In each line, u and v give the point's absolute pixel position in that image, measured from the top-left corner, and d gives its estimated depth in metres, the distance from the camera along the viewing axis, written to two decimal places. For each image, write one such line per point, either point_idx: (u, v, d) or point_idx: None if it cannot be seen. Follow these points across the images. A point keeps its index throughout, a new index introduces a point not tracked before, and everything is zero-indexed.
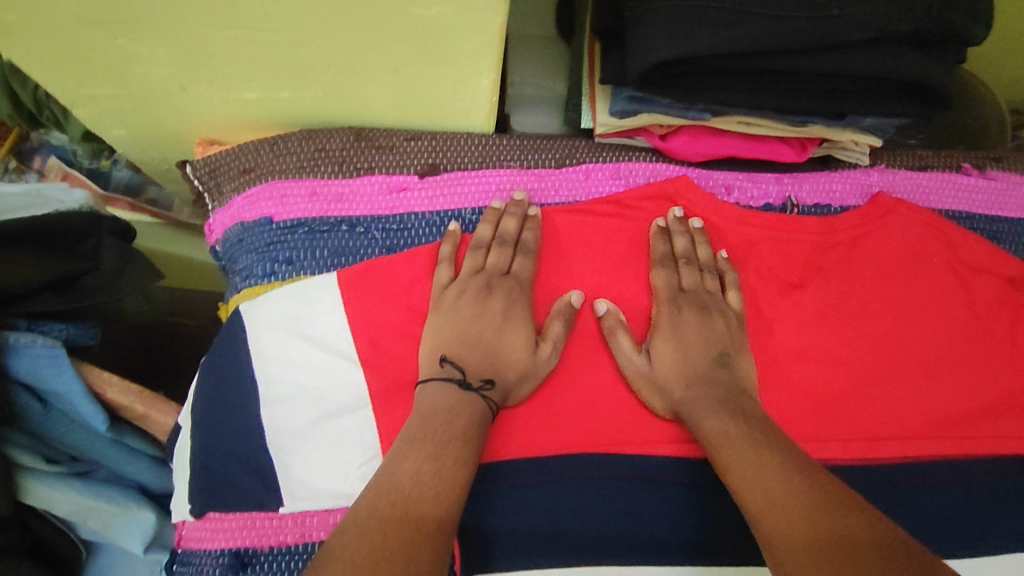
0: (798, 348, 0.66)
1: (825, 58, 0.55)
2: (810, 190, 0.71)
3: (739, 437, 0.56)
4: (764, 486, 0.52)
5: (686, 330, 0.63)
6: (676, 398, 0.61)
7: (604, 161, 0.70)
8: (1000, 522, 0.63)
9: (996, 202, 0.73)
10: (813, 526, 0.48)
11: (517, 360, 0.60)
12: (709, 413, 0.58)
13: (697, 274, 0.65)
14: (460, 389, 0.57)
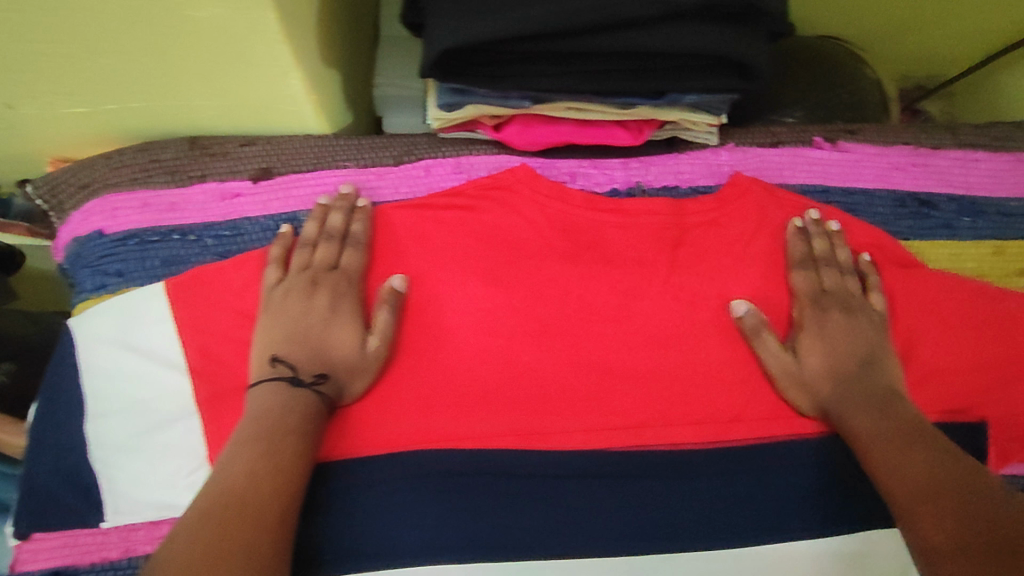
0: (643, 335, 0.65)
1: (623, 37, 0.54)
2: (658, 173, 0.70)
3: (884, 434, 0.58)
4: (911, 478, 0.54)
5: (833, 330, 0.64)
6: (826, 397, 0.63)
7: (445, 155, 0.69)
8: (848, 498, 0.64)
9: (851, 173, 0.71)
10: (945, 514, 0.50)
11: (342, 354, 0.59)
12: (858, 412, 0.61)
13: (838, 275, 0.66)
14: (290, 387, 0.56)
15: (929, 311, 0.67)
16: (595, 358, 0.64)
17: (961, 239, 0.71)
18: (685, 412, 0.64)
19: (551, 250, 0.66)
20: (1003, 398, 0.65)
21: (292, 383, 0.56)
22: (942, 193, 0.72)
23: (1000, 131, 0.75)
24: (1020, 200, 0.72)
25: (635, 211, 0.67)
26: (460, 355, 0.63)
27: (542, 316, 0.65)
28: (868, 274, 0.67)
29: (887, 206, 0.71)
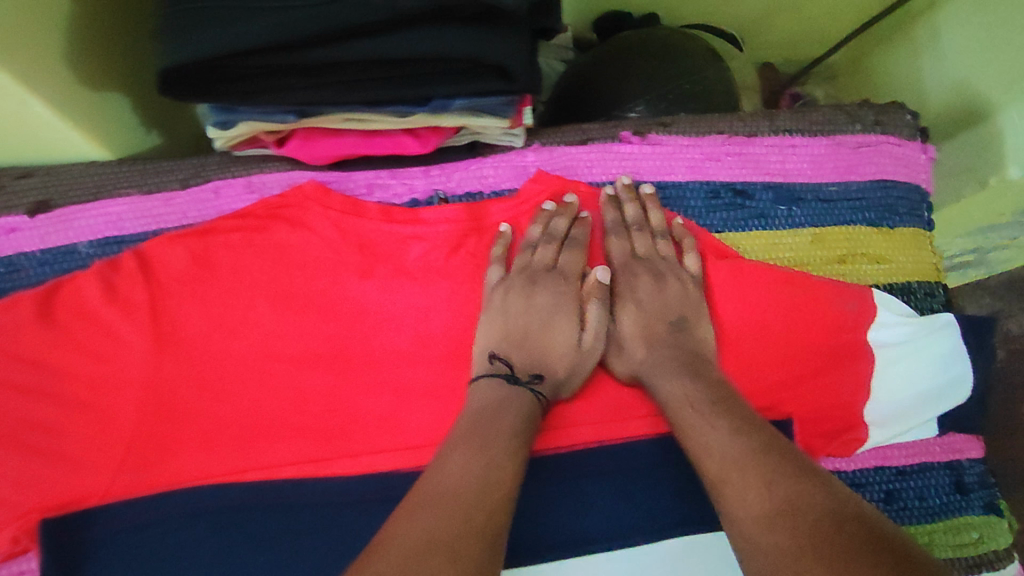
0: (443, 350, 0.63)
1: (363, 46, 0.51)
2: (460, 179, 0.68)
3: (694, 398, 0.54)
4: (720, 451, 0.48)
5: (644, 294, 0.63)
6: (636, 361, 0.61)
7: (236, 175, 0.67)
8: (655, 500, 0.63)
9: (664, 167, 0.69)
10: (752, 476, 0.46)
11: (569, 355, 0.61)
12: (666, 379, 0.58)
13: (650, 239, 0.66)
14: (510, 384, 0.58)
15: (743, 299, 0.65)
16: (393, 376, 0.62)
17: (777, 227, 0.69)
18: None
19: (345, 267, 0.64)
20: (813, 390, 0.63)
21: None
22: (758, 182, 0.70)
23: (823, 114, 0.73)
24: (839, 183, 0.71)
25: (433, 221, 0.65)
26: (251, 381, 0.62)
27: (336, 335, 0.63)
28: (681, 238, 0.66)
29: (700, 198, 0.69)
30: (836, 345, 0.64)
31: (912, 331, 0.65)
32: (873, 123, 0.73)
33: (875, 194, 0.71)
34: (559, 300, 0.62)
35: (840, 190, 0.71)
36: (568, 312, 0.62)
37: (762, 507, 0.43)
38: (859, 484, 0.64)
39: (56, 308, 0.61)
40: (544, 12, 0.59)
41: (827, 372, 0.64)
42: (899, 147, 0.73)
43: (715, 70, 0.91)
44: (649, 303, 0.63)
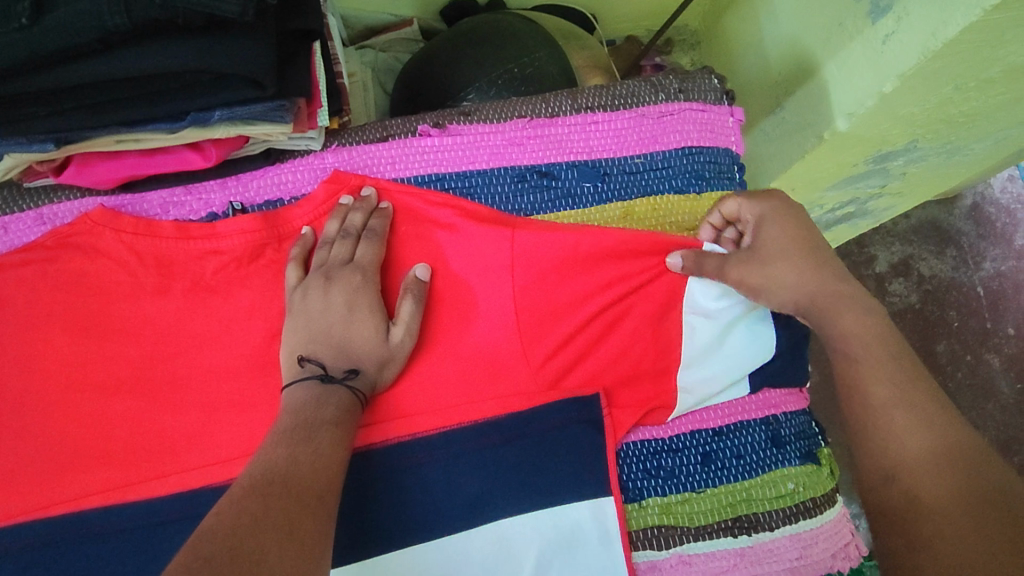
0: (248, 363, 0.63)
1: (87, 68, 0.51)
2: (258, 187, 0.69)
3: (884, 337, 0.55)
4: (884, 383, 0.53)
5: (793, 220, 0.60)
6: (804, 287, 0.58)
7: (25, 208, 0.65)
8: (484, 491, 0.61)
9: (467, 156, 0.70)
10: (903, 418, 0.51)
11: (376, 348, 0.60)
12: (843, 309, 0.57)
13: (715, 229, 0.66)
14: (324, 383, 0.56)
15: (552, 282, 0.64)
16: (197, 392, 0.62)
17: (583, 205, 0.70)
18: None
19: (143, 288, 0.64)
20: (625, 359, 0.64)
21: (324, 381, 0.56)
22: (561, 162, 0.71)
23: (627, 87, 0.74)
24: (643, 155, 0.72)
25: (229, 233, 0.65)
26: (53, 414, 0.61)
27: (137, 358, 0.62)
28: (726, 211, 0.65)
29: (506, 183, 0.70)
30: (652, 314, 0.63)
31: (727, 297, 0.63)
32: (677, 91, 0.73)
33: (679, 161, 0.72)
34: (355, 297, 0.61)
35: (644, 161, 0.72)
36: (374, 304, 0.61)
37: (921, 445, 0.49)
38: (675, 447, 0.64)
39: None
40: (301, 13, 0.59)
41: (639, 339, 0.64)
42: (702, 112, 0.73)
43: (547, 51, 0.92)
44: (777, 238, 0.60)
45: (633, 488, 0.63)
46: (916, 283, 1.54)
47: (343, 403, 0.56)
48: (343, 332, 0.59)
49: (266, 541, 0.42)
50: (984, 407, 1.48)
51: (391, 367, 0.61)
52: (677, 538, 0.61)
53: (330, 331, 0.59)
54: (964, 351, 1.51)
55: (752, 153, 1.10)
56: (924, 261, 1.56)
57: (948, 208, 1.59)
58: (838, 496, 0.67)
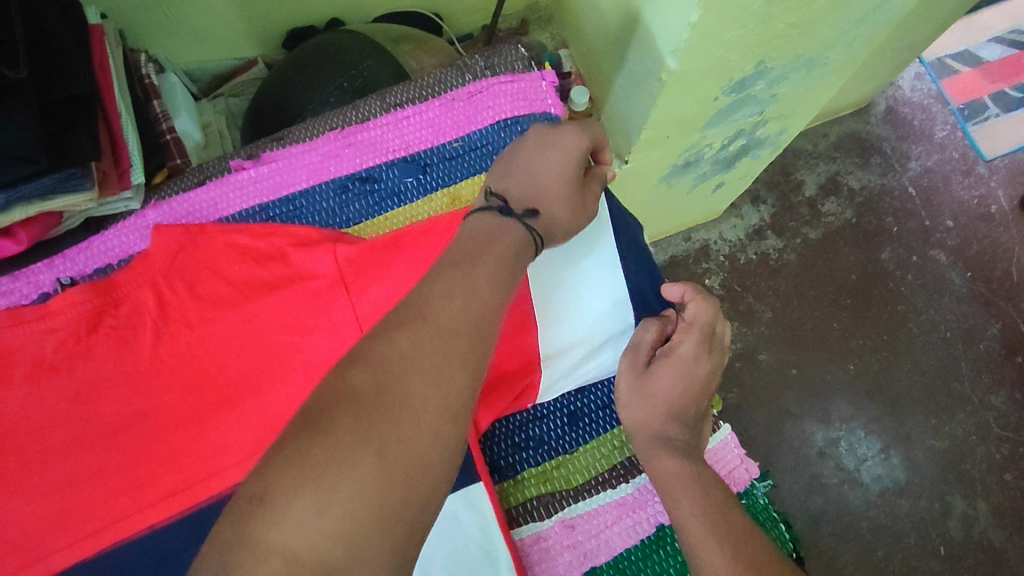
0: (101, 430, 0.62)
1: None
2: (87, 259, 0.69)
3: (687, 453, 0.59)
4: (677, 371, 0.61)
5: (689, 391, 0.61)
6: (645, 412, 0.60)
7: None
8: None
9: (286, 180, 0.71)
10: (669, 414, 0.60)
11: (575, 196, 0.60)
12: (658, 409, 0.60)
13: (699, 327, 0.63)
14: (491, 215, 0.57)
15: (388, 289, 0.64)
16: (53, 474, 0.61)
17: (410, 200, 0.71)
18: (170, 481, 0.62)
19: None
20: None
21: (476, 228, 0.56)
22: (380, 164, 0.71)
23: (434, 76, 0.74)
24: (461, 138, 0.73)
25: (61, 309, 0.65)
26: None
27: None
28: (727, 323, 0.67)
29: (330, 197, 0.70)
30: None
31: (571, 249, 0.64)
32: (484, 68, 0.74)
33: (497, 135, 0.73)
34: (563, 146, 0.60)
35: (463, 144, 0.72)
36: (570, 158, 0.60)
37: (661, 431, 0.60)
38: (540, 415, 0.64)
39: None
40: (64, 81, 0.59)
41: None
42: (512, 82, 0.73)
43: (376, 58, 0.93)
44: (667, 384, 0.61)
45: (506, 465, 0.62)
46: (848, 198, 1.53)
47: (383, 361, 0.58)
48: (555, 200, 0.59)
49: (310, 473, 0.39)
50: (941, 303, 1.45)
51: (583, 215, 0.61)
52: (557, 504, 0.61)
53: (559, 172, 0.59)
54: (908, 254, 1.49)
55: (621, 109, 1.10)
56: (851, 174, 1.55)
57: (863, 118, 1.60)
58: (723, 424, 0.68)
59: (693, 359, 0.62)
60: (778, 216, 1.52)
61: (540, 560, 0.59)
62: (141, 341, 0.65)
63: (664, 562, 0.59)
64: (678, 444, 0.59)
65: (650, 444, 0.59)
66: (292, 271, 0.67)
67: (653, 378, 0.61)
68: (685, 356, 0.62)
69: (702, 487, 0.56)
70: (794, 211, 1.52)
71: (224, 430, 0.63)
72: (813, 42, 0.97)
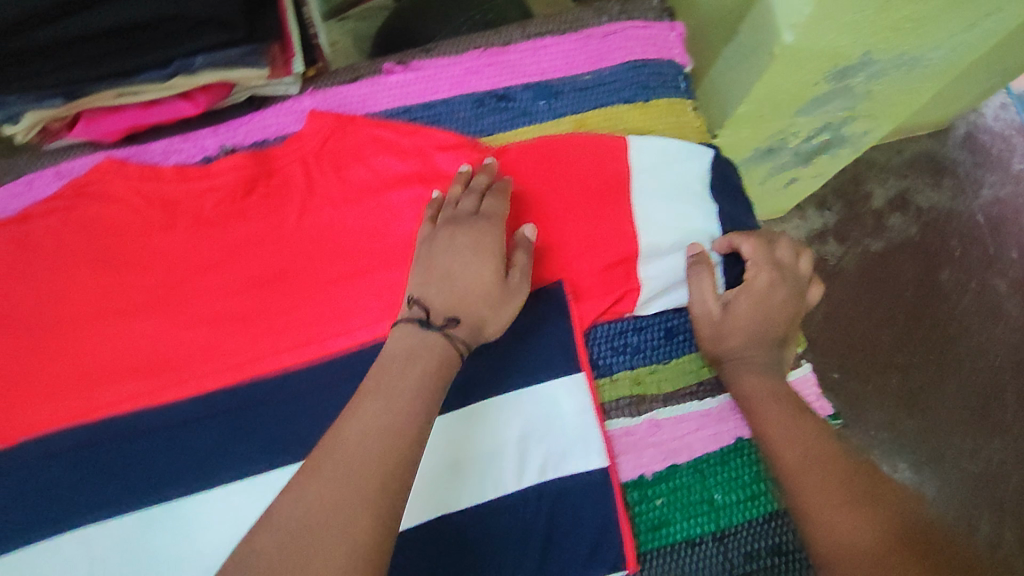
0: (248, 281, 0.70)
1: (77, 20, 0.58)
2: (247, 131, 0.76)
3: (770, 377, 0.64)
4: (750, 304, 0.66)
5: (767, 320, 0.66)
6: (728, 345, 0.66)
7: (47, 167, 0.75)
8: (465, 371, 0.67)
9: (429, 88, 0.77)
10: (752, 343, 0.65)
11: (495, 292, 0.62)
12: (740, 341, 0.66)
13: (767, 260, 0.68)
14: (424, 328, 0.59)
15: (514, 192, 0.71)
16: (206, 310, 0.70)
17: (540, 121, 0.76)
18: (309, 332, 0.69)
19: (153, 225, 0.71)
20: (565, 246, 0.70)
21: (422, 326, 0.59)
22: (518, 85, 0.77)
23: (572, 15, 0.81)
24: (592, 73, 0.78)
25: (223, 171, 0.73)
26: (84, 339, 0.69)
27: (155, 287, 0.70)
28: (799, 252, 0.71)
29: (467, 108, 0.76)
30: (597, 195, 0.71)
31: (663, 186, 0.72)
32: (618, 14, 0.80)
33: (626, 74, 0.78)
34: (481, 242, 0.63)
35: (593, 78, 0.78)
36: (490, 254, 0.62)
37: (744, 360, 0.65)
38: (641, 326, 0.70)
39: None
40: None
41: (590, 225, 0.70)
42: (645, 29, 0.79)
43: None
44: (745, 316, 0.66)
45: (603, 364, 0.69)
46: (914, 216, 1.55)
47: (443, 352, 0.58)
48: (484, 294, 0.61)
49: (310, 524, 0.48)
50: (994, 330, 1.47)
51: (502, 310, 0.62)
52: (647, 405, 0.67)
53: (474, 282, 0.61)
54: (968, 278, 1.50)
55: (721, 82, 1.15)
56: (921, 193, 1.57)
57: (941, 140, 1.62)
58: (806, 363, 0.73)
59: (764, 291, 0.67)
60: (842, 222, 1.55)
61: (626, 450, 0.66)
62: (289, 209, 0.72)
63: (742, 468, 0.65)
64: (762, 370, 0.65)
65: (734, 374, 0.65)
66: (431, 168, 0.73)
67: (732, 314, 0.66)
68: (757, 289, 0.67)
69: (781, 403, 0.62)
70: (858, 220, 1.55)
71: (353, 297, 0.70)
72: (922, 41, 1.00)
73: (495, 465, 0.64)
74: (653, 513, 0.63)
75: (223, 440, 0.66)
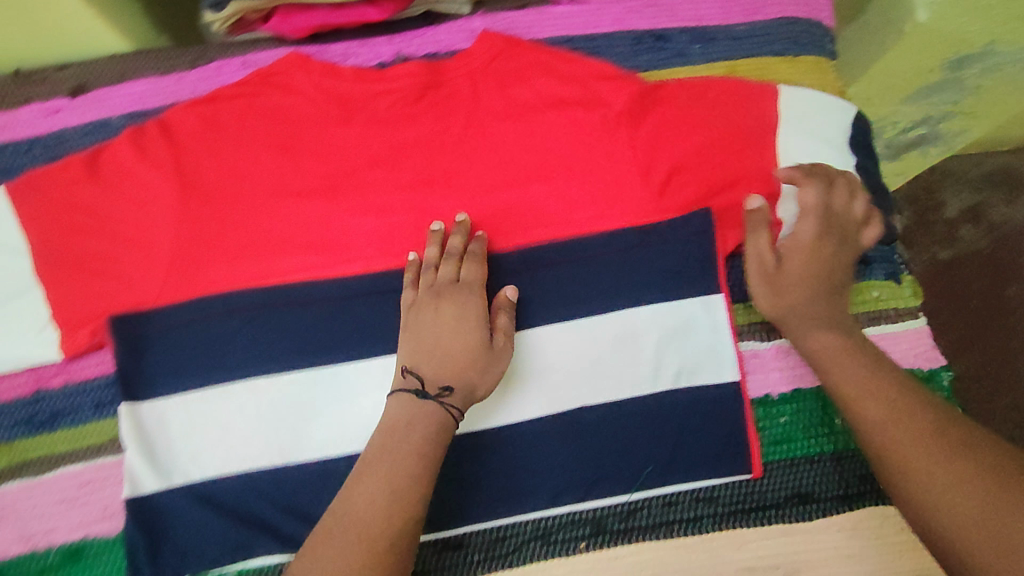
0: (414, 178, 0.76)
1: None
2: (420, 43, 0.82)
3: (834, 330, 0.67)
4: (808, 260, 0.68)
5: (822, 274, 0.69)
6: (781, 303, 0.69)
7: (234, 56, 0.81)
8: (610, 280, 0.72)
9: (592, 22, 0.82)
10: (811, 298, 0.68)
11: (482, 357, 0.66)
12: (800, 298, 0.68)
13: (820, 206, 0.69)
14: (417, 399, 0.63)
15: (667, 120, 0.75)
16: (374, 200, 0.75)
17: (693, 63, 0.81)
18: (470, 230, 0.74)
19: (330, 118, 0.77)
20: (709, 176, 0.74)
21: (419, 396, 0.63)
22: (674, 28, 0.82)
23: None
24: (746, 24, 0.82)
25: (399, 76, 0.78)
26: (261, 213, 0.74)
27: (326, 174, 0.76)
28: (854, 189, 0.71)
29: (626, 45, 0.81)
30: (744, 130, 0.75)
31: (809, 131, 0.76)
32: None
33: (778, 29, 0.82)
34: (465, 311, 0.68)
35: (746, 29, 0.82)
36: (472, 320, 0.67)
37: (801, 318, 0.68)
38: None
39: (102, 167, 0.74)
40: None
41: (735, 160, 0.75)
42: None
43: None
44: (794, 275, 0.68)
45: (739, 290, 0.75)
46: None
47: (443, 422, 0.62)
48: (432, 358, 0.66)
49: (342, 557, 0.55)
50: None
51: (491, 375, 0.66)
52: (778, 332, 0.73)
53: (460, 348, 0.66)
54: None
55: None
56: None
57: None
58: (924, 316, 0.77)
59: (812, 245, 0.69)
60: None
61: (754, 369, 0.72)
62: (455, 117, 0.77)
63: None
64: (822, 325, 0.68)
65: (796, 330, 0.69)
66: (588, 94, 0.77)
67: (787, 272, 0.69)
68: (805, 244, 0.69)
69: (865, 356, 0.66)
70: None
71: (510, 204, 0.75)
72: None
73: (637, 364, 0.70)
74: (777, 428, 0.71)
75: (387, 316, 0.72)
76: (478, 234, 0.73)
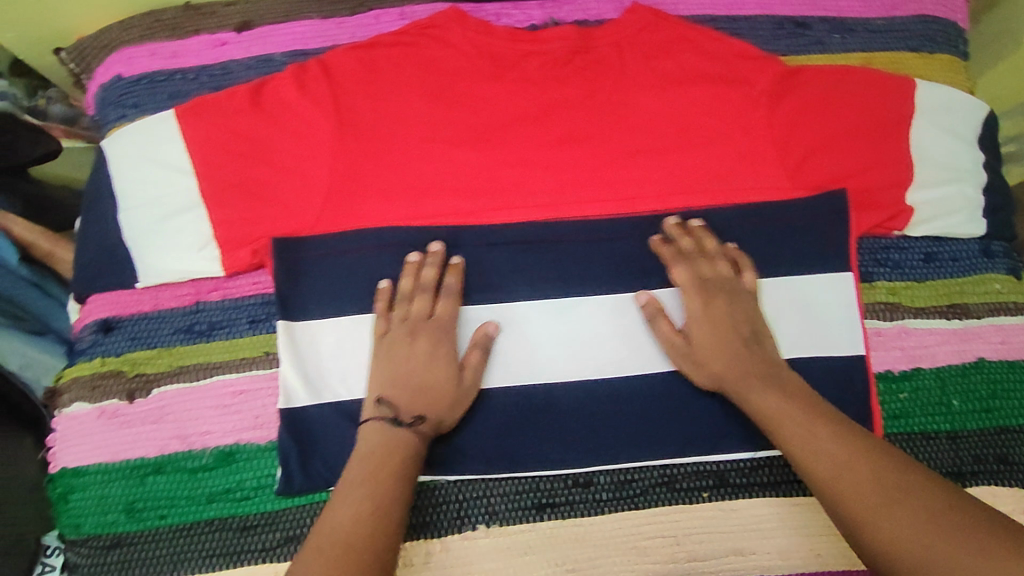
0: (561, 135, 0.78)
1: None
2: (569, 11, 0.86)
3: (771, 383, 0.67)
4: (711, 326, 0.70)
5: (725, 335, 0.70)
6: (714, 371, 0.69)
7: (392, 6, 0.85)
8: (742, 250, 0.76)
9: (735, 4, 0.86)
10: (735, 353, 0.69)
11: (447, 391, 0.68)
12: (721, 363, 0.69)
13: (707, 271, 0.73)
14: (392, 427, 0.65)
15: (809, 105, 0.78)
16: (519, 153, 0.78)
17: (831, 52, 0.84)
18: (610, 190, 0.77)
19: (482, 73, 0.80)
20: (845, 160, 0.77)
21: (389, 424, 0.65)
22: (815, 17, 0.85)
23: None
24: (885, 18, 0.85)
25: (550, 38, 0.82)
26: (411, 156, 0.77)
27: (476, 125, 0.78)
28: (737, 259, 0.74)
29: (767, 28, 0.84)
30: (883, 118, 0.78)
31: (943, 125, 0.79)
32: None
33: (916, 27, 0.85)
34: (435, 351, 0.70)
35: (885, 23, 0.85)
36: (441, 352, 0.70)
37: (733, 381, 0.68)
38: (904, 246, 0.80)
39: (265, 98, 0.78)
40: None
41: (870, 148, 0.77)
42: None
43: None
44: (709, 339, 0.70)
45: (866, 271, 0.79)
46: None
47: (408, 446, 0.65)
48: (394, 386, 0.68)
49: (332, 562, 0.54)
50: None
51: (446, 399, 0.68)
52: (901, 313, 0.77)
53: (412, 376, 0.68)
54: None
55: None
56: None
57: None
58: None
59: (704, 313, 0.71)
60: None
61: (876, 346, 0.76)
62: (603, 81, 0.80)
63: (976, 382, 0.75)
64: (749, 380, 0.68)
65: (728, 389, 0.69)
66: (730, 72, 0.80)
67: (691, 341, 0.71)
68: (701, 313, 0.71)
69: None
70: None
71: (650, 169, 0.78)
72: None
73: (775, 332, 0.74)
74: (896, 404, 0.74)
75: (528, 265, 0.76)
76: (454, 261, 0.74)
